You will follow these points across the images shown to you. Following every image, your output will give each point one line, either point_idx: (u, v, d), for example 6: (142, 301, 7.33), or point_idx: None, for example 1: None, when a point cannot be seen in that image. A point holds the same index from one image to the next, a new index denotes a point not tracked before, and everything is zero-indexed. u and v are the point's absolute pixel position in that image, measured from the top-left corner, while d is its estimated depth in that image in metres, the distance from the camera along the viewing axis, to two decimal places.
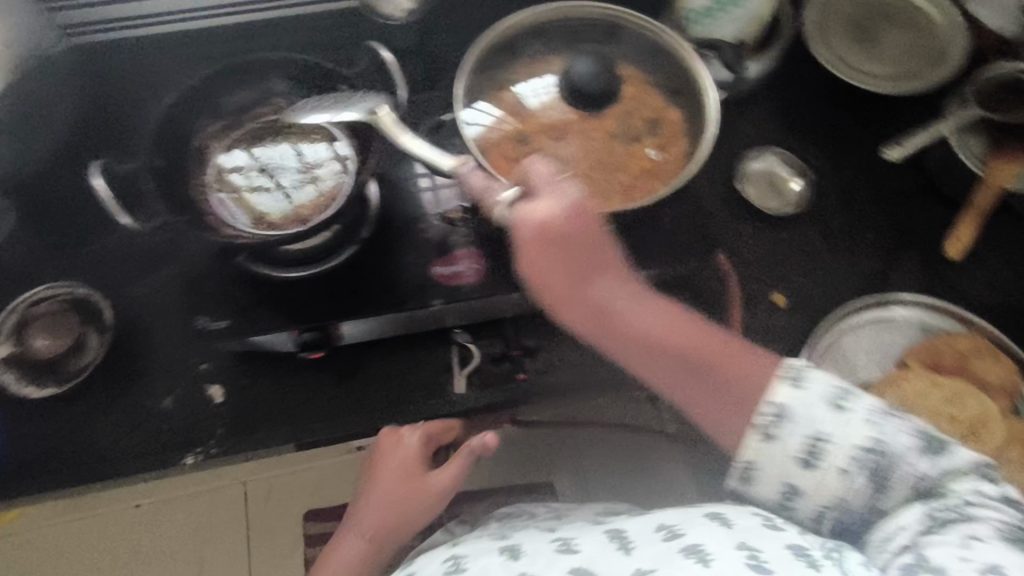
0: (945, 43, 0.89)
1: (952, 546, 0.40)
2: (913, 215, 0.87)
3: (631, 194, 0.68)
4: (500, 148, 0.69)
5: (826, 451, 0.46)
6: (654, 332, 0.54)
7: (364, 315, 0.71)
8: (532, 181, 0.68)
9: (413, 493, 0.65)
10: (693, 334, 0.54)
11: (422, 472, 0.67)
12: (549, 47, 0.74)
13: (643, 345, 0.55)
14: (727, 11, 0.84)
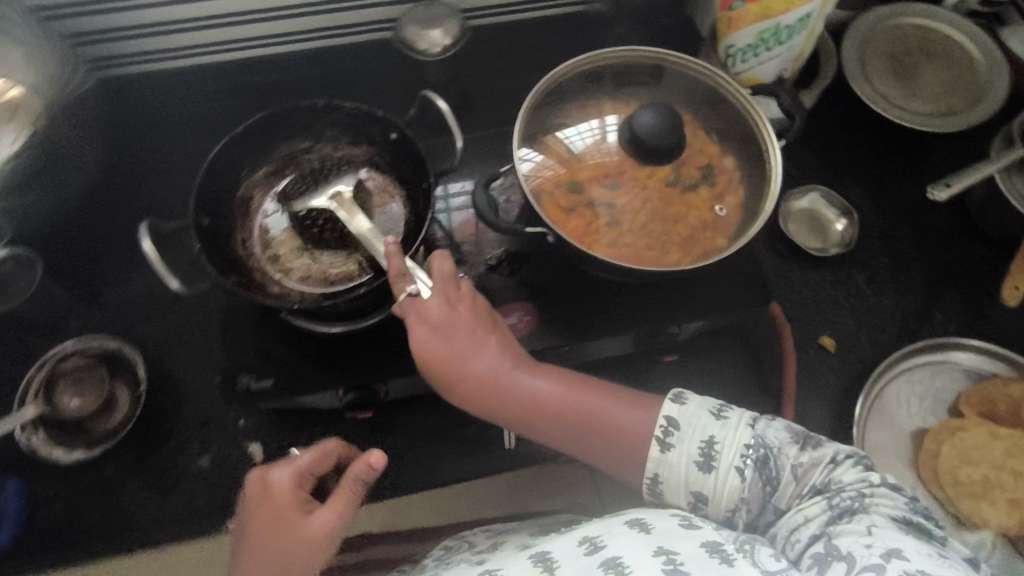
0: (984, 81, 0.89)
1: (856, 536, 0.40)
2: (956, 254, 0.86)
3: (689, 245, 0.66)
4: (552, 200, 0.67)
5: (728, 458, 0.48)
6: (536, 401, 0.54)
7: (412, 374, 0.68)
8: (587, 236, 0.65)
9: (287, 524, 0.49)
10: (579, 402, 0.54)
11: (300, 513, 0.50)
12: (597, 91, 0.72)
13: (543, 410, 0.54)
14: (770, 49, 0.83)
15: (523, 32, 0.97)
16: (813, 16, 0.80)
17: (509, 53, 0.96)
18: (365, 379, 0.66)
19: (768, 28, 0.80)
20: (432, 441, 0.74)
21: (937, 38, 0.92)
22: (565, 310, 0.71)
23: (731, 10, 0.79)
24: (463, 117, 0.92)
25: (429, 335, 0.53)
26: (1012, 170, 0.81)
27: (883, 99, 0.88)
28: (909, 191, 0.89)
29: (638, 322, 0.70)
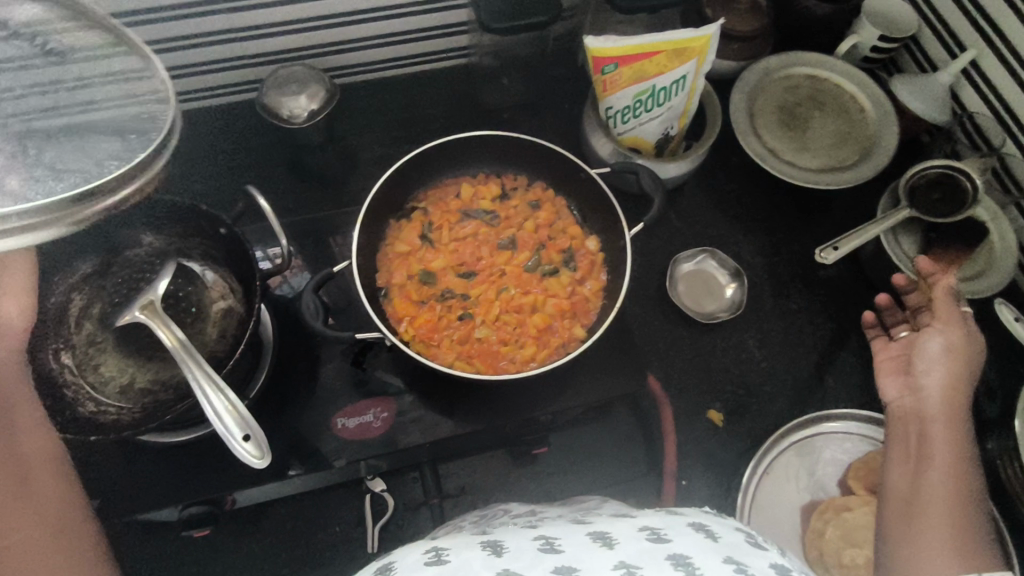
0: (874, 134, 0.87)
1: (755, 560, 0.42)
2: (850, 312, 0.83)
3: (542, 340, 0.62)
4: (403, 294, 0.63)
5: None
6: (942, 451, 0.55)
7: (270, 479, 0.64)
8: (440, 333, 0.62)
9: None
10: (948, 486, 0.53)
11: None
12: (457, 168, 0.69)
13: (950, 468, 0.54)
14: (649, 110, 0.80)
15: (408, 87, 0.94)
16: (689, 77, 0.77)
17: (393, 107, 0.93)
18: (209, 494, 0.62)
19: (644, 90, 0.77)
20: (285, 547, 0.68)
21: (830, 88, 0.90)
22: (427, 403, 0.68)
23: (604, 74, 0.76)
24: (342, 179, 0.90)
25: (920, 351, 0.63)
26: (897, 228, 0.80)
27: (773, 155, 0.85)
28: (802, 247, 0.86)
29: (504, 416, 0.68)
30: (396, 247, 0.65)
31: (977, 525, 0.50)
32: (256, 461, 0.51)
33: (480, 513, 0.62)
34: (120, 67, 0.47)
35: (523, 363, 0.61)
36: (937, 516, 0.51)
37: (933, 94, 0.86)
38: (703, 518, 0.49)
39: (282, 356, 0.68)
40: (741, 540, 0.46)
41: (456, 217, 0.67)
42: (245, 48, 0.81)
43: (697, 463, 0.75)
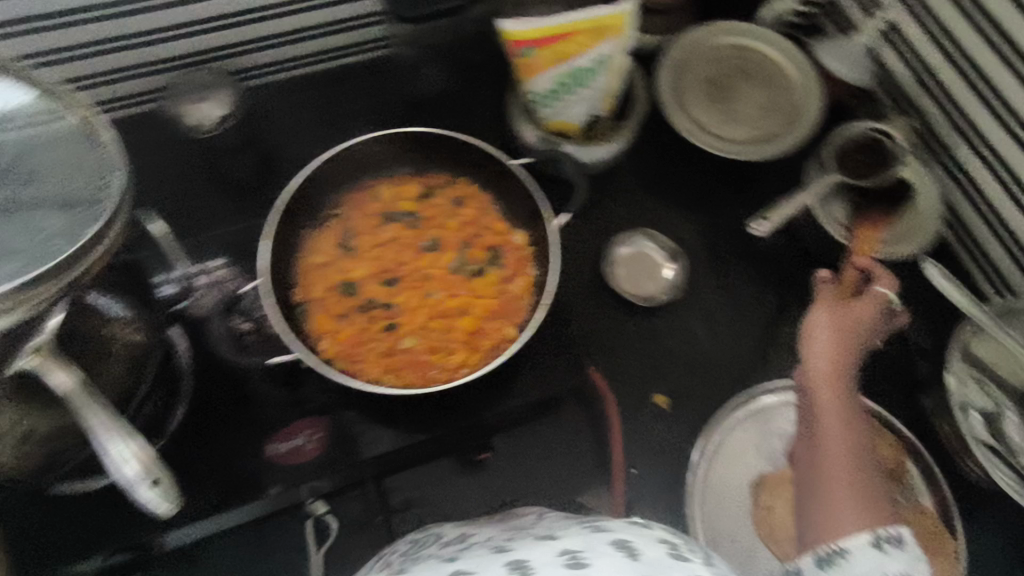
0: (800, 102, 0.86)
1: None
2: (789, 282, 0.83)
3: (473, 343, 0.59)
4: (323, 309, 0.60)
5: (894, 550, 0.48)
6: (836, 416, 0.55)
7: (200, 515, 0.60)
8: (364, 346, 0.58)
9: None
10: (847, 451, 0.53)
11: None
12: (376, 169, 0.65)
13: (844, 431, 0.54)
14: (572, 92, 0.77)
15: (322, 82, 0.89)
16: (611, 57, 0.74)
17: (310, 106, 0.88)
18: (132, 538, 0.58)
19: (565, 73, 0.74)
20: None
21: (755, 57, 0.89)
22: (363, 418, 0.65)
23: (522, 58, 0.73)
24: (255, 187, 0.82)
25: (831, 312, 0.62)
26: (826, 194, 0.80)
27: (701, 130, 0.84)
28: (737, 220, 0.85)
29: (446, 425, 0.66)
30: (315, 259, 0.62)
31: (874, 481, 0.52)
32: (163, 508, 0.47)
33: (413, 539, 0.61)
34: (65, 139, 0.46)
35: (453, 370, 0.58)
36: (838, 479, 0.52)
37: (854, 57, 0.85)
38: (628, 533, 0.50)
39: (207, 383, 0.65)
40: (662, 553, 0.47)
41: (377, 222, 0.64)
42: (146, 51, 0.76)
43: (646, 449, 0.74)
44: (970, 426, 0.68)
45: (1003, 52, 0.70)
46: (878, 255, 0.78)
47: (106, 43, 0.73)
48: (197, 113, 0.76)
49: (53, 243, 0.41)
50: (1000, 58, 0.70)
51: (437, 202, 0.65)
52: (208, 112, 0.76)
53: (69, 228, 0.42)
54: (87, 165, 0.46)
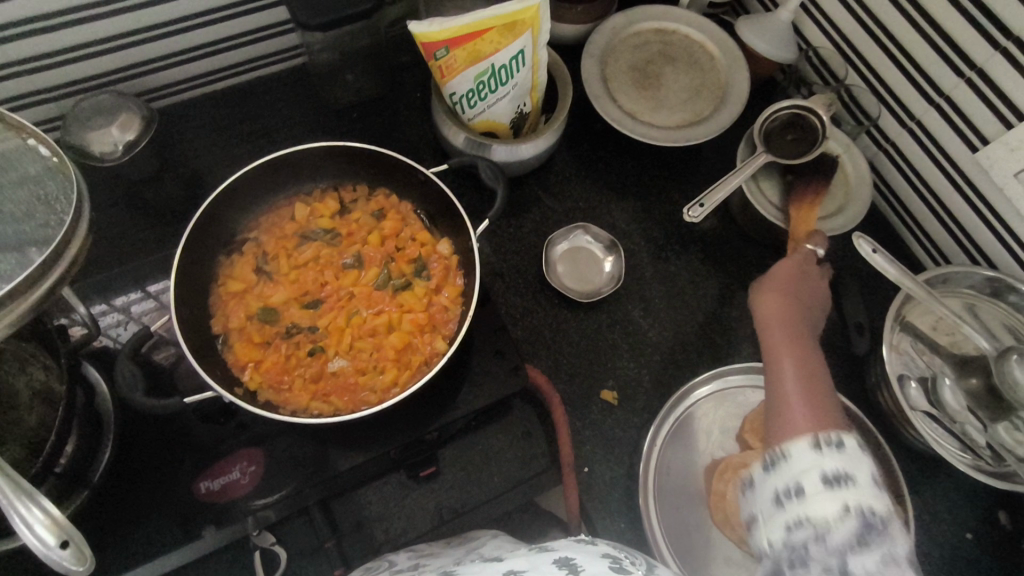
0: (727, 81, 0.86)
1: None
2: (728, 265, 0.83)
3: (402, 360, 0.58)
4: (242, 339, 0.57)
5: (835, 453, 0.47)
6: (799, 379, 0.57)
7: (139, 560, 0.59)
8: (289, 373, 0.56)
9: None
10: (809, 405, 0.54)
11: None
12: (290, 188, 0.63)
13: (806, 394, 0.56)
14: (494, 91, 0.76)
15: (241, 98, 0.87)
16: (527, 51, 0.73)
17: (228, 123, 0.85)
18: None
19: (483, 71, 0.73)
20: None
21: (678, 39, 0.88)
22: (299, 445, 0.62)
23: (437, 59, 0.71)
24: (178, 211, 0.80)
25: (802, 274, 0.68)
26: (757, 174, 0.80)
27: (630, 117, 0.83)
28: (673, 205, 0.85)
29: (387, 441, 0.64)
30: (234, 285, 0.59)
31: (838, 421, 0.51)
32: (76, 568, 0.44)
33: (366, 568, 0.62)
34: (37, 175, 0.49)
35: (383, 391, 0.56)
36: (797, 404, 0.55)
37: (776, 33, 0.85)
38: (573, 551, 0.50)
39: (134, 424, 0.63)
40: (604, 569, 0.46)
41: (296, 244, 0.62)
42: (28, 83, 0.72)
43: (598, 445, 0.74)
44: (908, 394, 0.69)
45: (913, 20, 0.70)
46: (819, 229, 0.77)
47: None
48: (95, 137, 0.72)
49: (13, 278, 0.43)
50: (912, 27, 0.71)
51: (357, 217, 0.63)
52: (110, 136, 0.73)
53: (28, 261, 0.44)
54: (56, 201, 0.48)
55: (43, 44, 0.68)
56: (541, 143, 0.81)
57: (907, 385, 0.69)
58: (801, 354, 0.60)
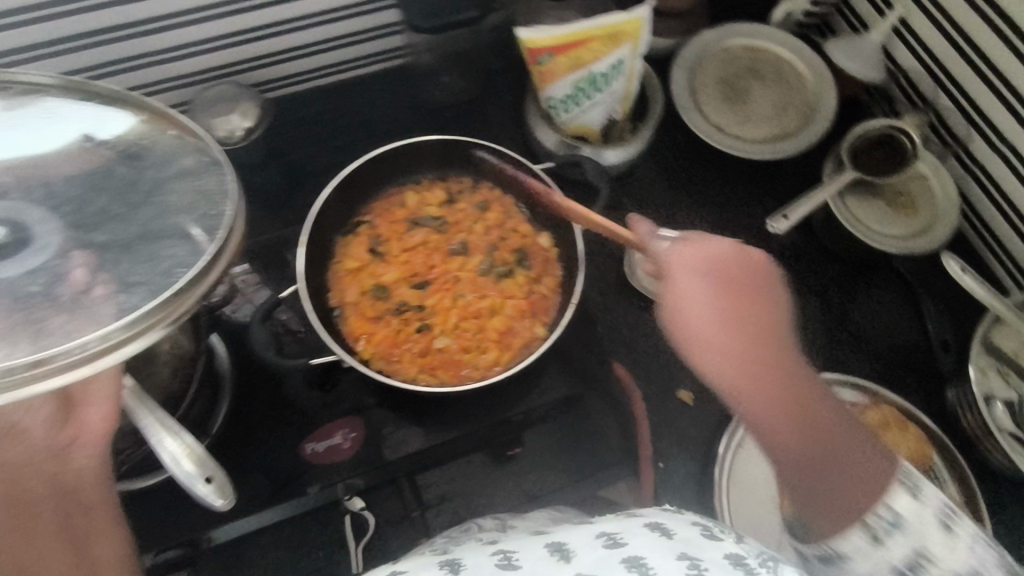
0: (814, 100, 0.87)
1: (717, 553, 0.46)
2: (807, 278, 0.84)
3: (504, 342, 0.62)
4: (358, 312, 0.62)
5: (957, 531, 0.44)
6: (763, 392, 0.47)
7: (247, 512, 0.64)
8: (400, 346, 0.61)
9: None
10: (782, 432, 0.47)
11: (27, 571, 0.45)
12: (402, 175, 0.68)
13: (734, 366, 0.47)
14: (590, 97, 0.79)
15: (344, 92, 0.91)
16: (625, 61, 0.76)
17: (332, 115, 0.90)
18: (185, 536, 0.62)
19: (582, 78, 0.76)
20: None
21: (766, 56, 0.90)
22: (397, 418, 0.67)
23: (541, 65, 0.75)
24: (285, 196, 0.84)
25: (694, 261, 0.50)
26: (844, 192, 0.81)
27: (717, 130, 0.86)
28: (754, 217, 0.87)
29: (477, 421, 0.67)
30: (349, 262, 0.64)
31: (853, 454, 0.45)
32: (219, 503, 0.48)
33: (451, 532, 0.65)
34: (191, 164, 0.44)
35: (486, 371, 0.60)
36: (824, 461, 0.45)
37: (865, 54, 0.87)
38: (663, 517, 0.51)
39: (245, 387, 0.67)
40: (696, 534, 0.48)
41: (406, 227, 0.67)
42: (153, 71, 0.77)
43: (672, 443, 0.76)
44: (991, 415, 0.69)
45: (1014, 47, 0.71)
46: (901, 250, 0.78)
47: (115, 67, 0.75)
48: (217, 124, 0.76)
49: (167, 284, 0.39)
50: (1013, 53, 0.71)
51: (463, 207, 0.68)
52: (230, 124, 0.77)
53: (184, 262, 0.40)
54: (206, 193, 0.43)
55: (173, 36, 0.74)
56: (630, 149, 0.83)
57: (989, 406, 0.69)
58: (768, 398, 0.47)
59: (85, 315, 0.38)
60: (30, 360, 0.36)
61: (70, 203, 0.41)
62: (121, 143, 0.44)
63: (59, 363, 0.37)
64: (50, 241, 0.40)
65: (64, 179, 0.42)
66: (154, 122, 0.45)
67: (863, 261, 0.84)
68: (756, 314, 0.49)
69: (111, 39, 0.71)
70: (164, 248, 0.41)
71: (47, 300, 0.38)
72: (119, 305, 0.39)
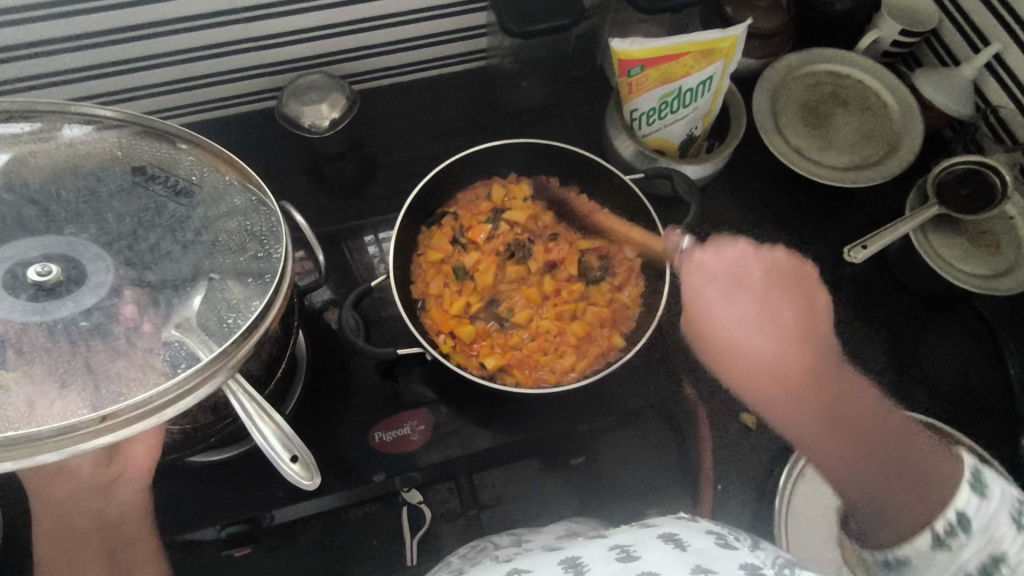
0: (898, 131, 0.86)
1: (730, 564, 0.44)
2: (878, 311, 0.82)
3: (581, 343, 0.69)
4: (443, 299, 0.71)
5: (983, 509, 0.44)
6: (794, 376, 0.54)
7: (305, 498, 0.64)
8: (480, 339, 0.69)
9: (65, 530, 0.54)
10: (828, 438, 0.52)
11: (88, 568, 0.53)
12: (488, 173, 0.76)
13: (776, 382, 0.54)
14: (674, 112, 0.79)
15: (423, 91, 0.92)
16: (715, 78, 0.76)
17: (411, 110, 0.91)
18: (247, 512, 0.62)
19: (669, 92, 0.76)
20: (324, 564, 0.67)
21: (852, 83, 0.89)
22: (465, 415, 0.68)
23: (630, 76, 0.75)
24: (359, 187, 0.85)
25: (712, 273, 0.59)
26: (925, 226, 0.79)
27: (798, 152, 0.85)
28: (827, 244, 0.86)
29: (543, 426, 0.68)
30: (436, 250, 0.73)
31: (873, 452, 0.50)
32: (305, 482, 0.50)
33: (468, 546, 0.64)
34: (226, 208, 0.53)
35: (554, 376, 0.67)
36: (857, 449, 0.50)
37: (956, 88, 0.85)
38: (677, 527, 0.51)
39: (320, 372, 0.69)
40: (710, 543, 0.48)
41: (487, 217, 0.74)
42: (249, 57, 0.79)
43: (733, 466, 0.75)
44: None
45: None
46: (982, 289, 0.76)
47: (210, 52, 0.77)
48: (302, 110, 0.78)
49: (224, 339, 0.47)
50: None
51: (551, 211, 0.76)
52: (317, 111, 0.78)
53: (239, 309, 0.49)
54: (252, 235, 0.53)
55: (269, 25, 0.76)
56: (712, 165, 0.82)
57: None
58: (791, 395, 0.54)
59: (141, 358, 0.47)
60: (97, 416, 0.43)
61: (123, 239, 0.51)
62: (155, 171, 0.54)
63: (121, 420, 0.43)
64: (103, 279, 0.49)
65: (114, 213, 0.52)
66: (183, 156, 0.55)
67: (938, 297, 0.82)
68: (784, 318, 0.57)
69: (212, 25, 0.73)
70: (210, 293, 0.50)
71: (110, 345, 0.47)
72: (174, 364, 0.47)
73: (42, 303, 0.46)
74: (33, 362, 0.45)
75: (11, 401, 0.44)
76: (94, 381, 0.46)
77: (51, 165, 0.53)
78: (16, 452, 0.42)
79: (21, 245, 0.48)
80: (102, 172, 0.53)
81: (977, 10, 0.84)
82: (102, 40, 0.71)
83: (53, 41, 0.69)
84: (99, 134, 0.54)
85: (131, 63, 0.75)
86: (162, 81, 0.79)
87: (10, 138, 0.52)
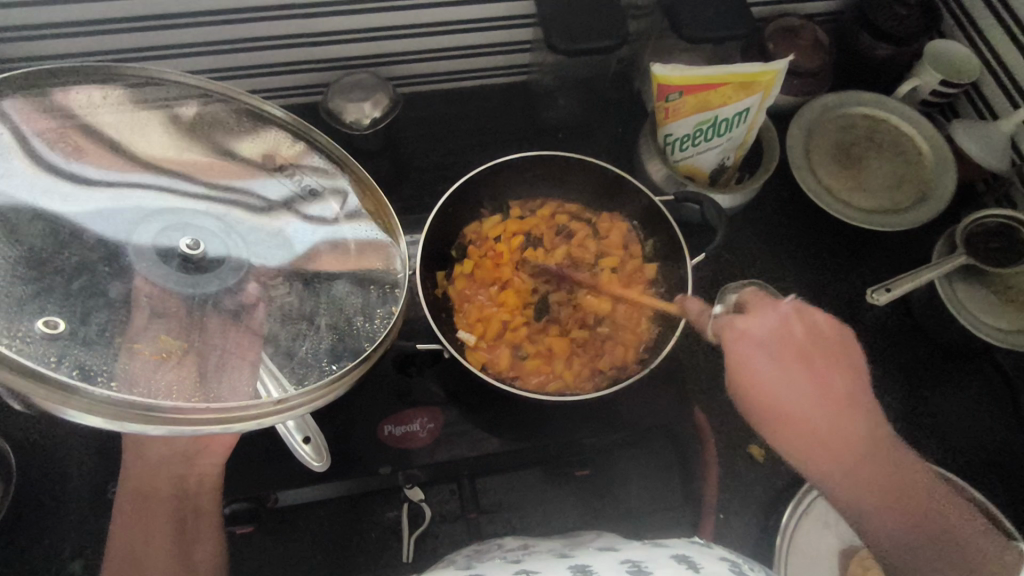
0: (929, 180, 0.86)
1: None
2: (895, 357, 0.82)
3: (604, 353, 0.70)
4: (468, 299, 0.73)
5: None
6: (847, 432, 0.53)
7: (310, 484, 0.65)
8: (504, 334, 0.71)
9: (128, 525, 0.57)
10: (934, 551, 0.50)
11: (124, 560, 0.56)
12: (521, 177, 0.76)
13: (814, 444, 0.52)
14: (708, 140, 0.80)
15: (463, 100, 0.94)
16: (752, 111, 0.77)
17: (452, 117, 0.93)
18: (251, 492, 0.63)
19: (705, 120, 0.77)
20: (320, 551, 0.68)
21: (887, 128, 0.90)
22: (474, 416, 0.68)
23: (667, 101, 0.76)
24: (393, 188, 0.87)
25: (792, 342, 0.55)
26: (953, 275, 0.79)
27: (826, 189, 0.85)
28: (849, 285, 0.86)
29: (549, 436, 0.68)
30: (466, 243, 0.75)
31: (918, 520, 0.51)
32: (316, 463, 0.62)
33: (474, 547, 0.65)
34: (346, 225, 0.57)
35: (558, 386, 0.68)
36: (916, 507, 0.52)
37: (991, 142, 0.85)
38: (688, 549, 0.52)
39: None
40: (723, 569, 0.49)
41: (518, 224, 0.76)
42: (299, 53, 0.82)
43: (738, 496, 0.75)
44: None
45: None
46: (1004, 343, 0.76)
47: (260, 43, 0.80)
48: (342, 109, 0.80)
49: (364, 339, 0.52)
50: None
51: (581, 220, 0.78)
52: (356, 110, 0.80)
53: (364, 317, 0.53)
54: (377, 258, 0.56)
55: (330, 23, 0.79)
56: (740, 197, 0.83)
57: None
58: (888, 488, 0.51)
59: (253, 337, 0.51)
60: (272, 400, 0.47)
61: (254, 229, 0.54)
62: (298, 170, 0.58)
63: (293, 406, 0.48)
64: (242, 263, 0.52)
65: (248, 200, 0.56)
66: (324, 165, 0.59)
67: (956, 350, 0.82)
68: (841, 379, 0.54)
69: (263, 19, 0.76)
70: (334, 296, 0.54)
71: (249, 331, 0.51)
72: (318, 359, 0.51)
73: (193, 276, 0.50)
74: (191, 336, 0.49)
75: (172, 368, 0.47)
76: (248, 366, 0.49)
77: (206, 138, 0.57)
78: (173, 422, 0.44)
79: (178, 221, 0.52)
80: (249, 161, 0.57)
81: (1019, 66, 0.85)
82: (158, 24, 0.74)
83: (118, 21, 0.72)
84: (257, 122, 0.58)
85: (195, 49, 0.78)
86: (220, 68, 0.82)
87: (177, 113, 0.56)
